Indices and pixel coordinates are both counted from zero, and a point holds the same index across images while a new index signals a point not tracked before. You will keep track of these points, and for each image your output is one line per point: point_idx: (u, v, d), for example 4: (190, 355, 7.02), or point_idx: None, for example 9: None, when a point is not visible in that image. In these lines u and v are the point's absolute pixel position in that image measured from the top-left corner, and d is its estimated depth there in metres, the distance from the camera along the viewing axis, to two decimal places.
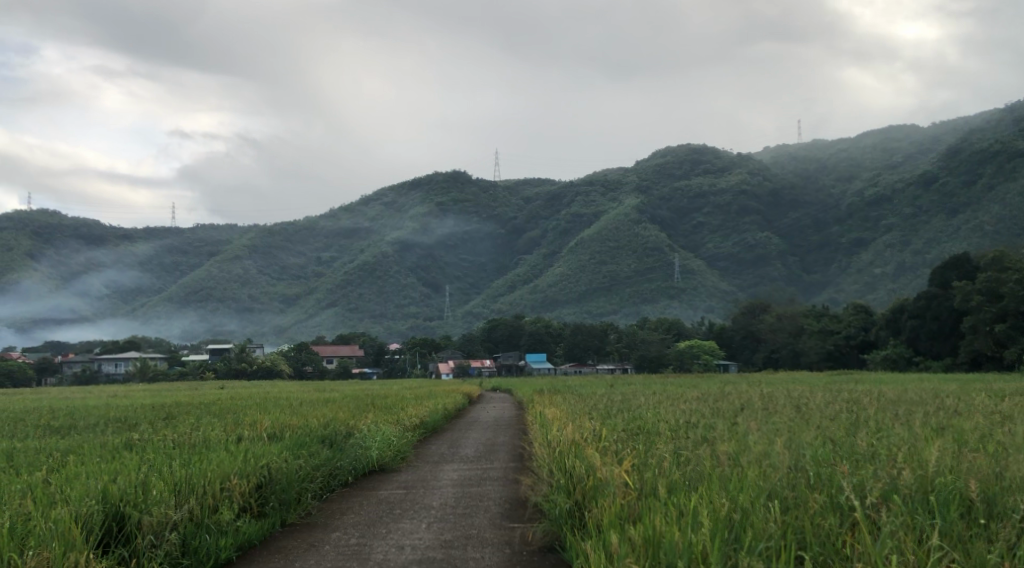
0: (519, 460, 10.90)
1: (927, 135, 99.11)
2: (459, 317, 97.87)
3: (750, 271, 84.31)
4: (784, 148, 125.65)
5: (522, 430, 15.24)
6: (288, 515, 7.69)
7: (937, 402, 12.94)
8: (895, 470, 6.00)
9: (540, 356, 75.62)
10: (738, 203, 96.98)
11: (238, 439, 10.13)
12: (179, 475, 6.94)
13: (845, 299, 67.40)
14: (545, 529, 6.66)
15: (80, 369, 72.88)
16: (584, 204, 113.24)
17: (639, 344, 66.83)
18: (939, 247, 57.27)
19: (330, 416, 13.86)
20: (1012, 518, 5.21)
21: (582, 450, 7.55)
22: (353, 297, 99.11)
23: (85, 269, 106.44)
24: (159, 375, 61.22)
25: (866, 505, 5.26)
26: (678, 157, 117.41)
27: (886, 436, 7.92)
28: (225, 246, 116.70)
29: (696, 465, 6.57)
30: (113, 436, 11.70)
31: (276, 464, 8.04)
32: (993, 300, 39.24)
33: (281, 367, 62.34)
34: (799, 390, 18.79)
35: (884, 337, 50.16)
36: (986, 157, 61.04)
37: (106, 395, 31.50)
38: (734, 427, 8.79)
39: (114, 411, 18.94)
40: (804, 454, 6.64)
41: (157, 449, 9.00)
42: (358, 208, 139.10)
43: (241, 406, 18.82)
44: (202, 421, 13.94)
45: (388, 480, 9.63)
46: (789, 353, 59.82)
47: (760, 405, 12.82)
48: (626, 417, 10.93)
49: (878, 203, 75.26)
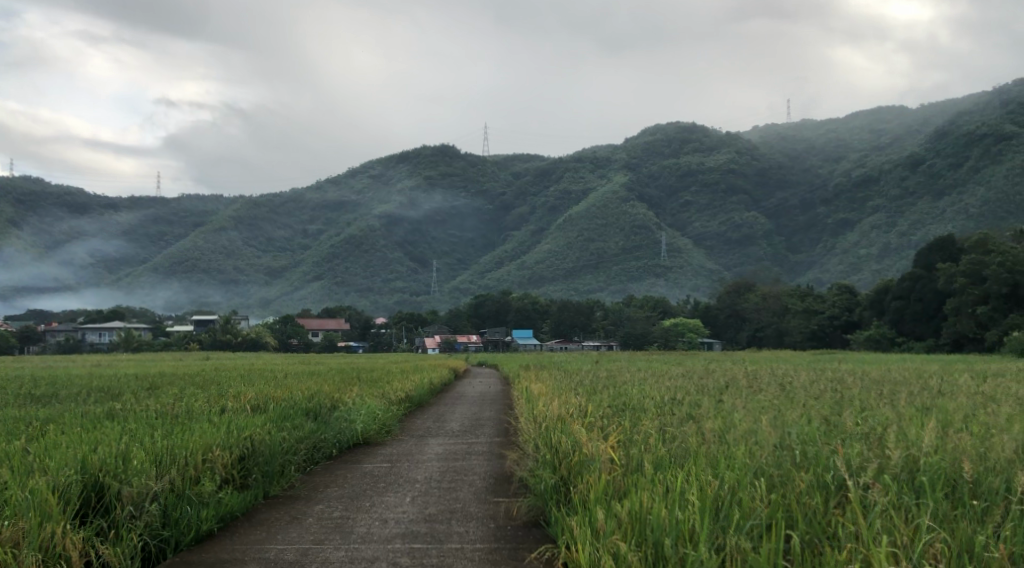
0: (504, 436, 10.87)
1: (915, 116, 99.23)
2: (445, 293, 97.75)
3: (736, 251, 84.59)
4: (773, 127, 125.50)
5: (506, 405, 15.27)
6: (272, 487, 7.63)
7: (924, 383, 13.00)
8: (883, 449, 5.97)
9: (526, 332, 75.98)
10: (726, 182, 97.03)
11: (222, 410, 10.04)
12: (159, 447, 6.87)
13: (830, 279, 67.76)
14: (531, 504, 6.60)
15: (64, 337, 72.57)
16: (572, 181, 112.95)
17: (625, 322, 67.12)
18: (924, 229, 57.55)
19: (314, 388, 13.82)
20: (996, 502, 5.19)
21: (568, 426, 7.50)
22: (339, 271, 98.82)
23: (69, 239, 105.60)
24: (144, 345, 61.02)
25: (856, 486, 5.22)
26: (668, 135, 117.28)
27: (872, 415, 7.91)
28: (211, 217, 115.91)
29: (683, 442, 6.53)
30: (95, 405, 11.57)
31: (259, 436, 7.96)
32: (977, 282, 39.47)
33: (267, 339, 62.20)
34: (783, 370, 18.93)
35: (868, 317, 50.67)
36: (972, 141, 61.21)
37: (91, 365, 31.50)
38: (719, 404, 8.78)
39: (97, 380, 18.91)
40: (791, 432, 6.60)
41: (140, 419, 8.90)
42: (345, 180, 138.27)
43: (225, 377, 18.80)
44: (185, 392, 13.84)
45: (372, 454, 9.57)
46: (773, 333, 60.19)
47: (746, 384, 12.77)
48: (611, 393, 10.90)
49: (865, 184, 75.33)
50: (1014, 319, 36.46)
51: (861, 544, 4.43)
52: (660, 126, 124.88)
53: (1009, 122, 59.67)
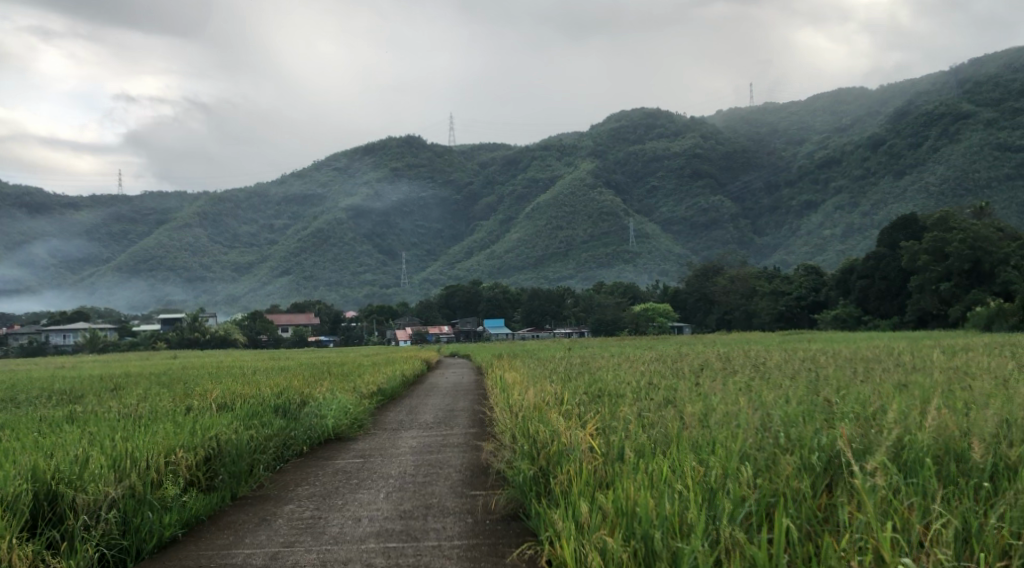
0: (479, 426, 10.68)
1: (876, 96, 100.02)
2: (415, 284, 97.32)
3: (704, 235, 85.27)
4: (737, 111, 125.90)
5: (481, 395, 15.10)
6: (239, 488, 7.32)
7: (893, 359, 13.14)
8: (869, 428, 5.79)
9: (497, 321, 75.99)
10: (691, 167, 97.43)
11: (187, 409, 9.71)
12: (119, 449, 6.55)
13: (795, 259, 68.31)
14: (508, 497, 6.41)
15: (26, 340, 71.20)
16: (539, 170, 112.39)
17: (595, 308, 67.39)
18: (886, 208, 58.09)
19: (282, 384, 13.49)
20: (1007, 482, 4.96)
21: (545, 415, 7.25)
22: (307, 265, 97.86)
23: (28, 238, 103.40)
24: (109, 345, 60.05)
25: (840, 473, 5.05)
26: (633, 121, 117.46)
27: (851, 393, 7.79)
28: (175, 214, 114.12)
29: (662, 428, 6.32)
30: (57, 409, 11.11)
31: (225, 435, 7.66)
32: (939, 259, 39.86)
33: (235, 336, 61.49)
34: (755, 351, 18.87)
35: (834, 297, 50.98)
36: (932, 120, 61.63)
37: (55, 367, 30.70)
38: (697, 388, 8.61)
39: (61, 383, 18.41)
40: (775, 414, 6.44)
41: (103, 422, 8.53)
42: (310, 174, 137.04)
43: (195, 375, 18.42)
44: (152, 392, 13.45)
45: (345, 449, 9.32)
46: (742, 315, 60.64)
47: (720, 366, 12.69)
48: (586, 380, 10.72)
49: (828, 165, 75.59)
50: (976, 294, 36.79)
51: (852, 544, 4.17)
52: (625, 112, 124.99)
53: (967, 102, 60.33)
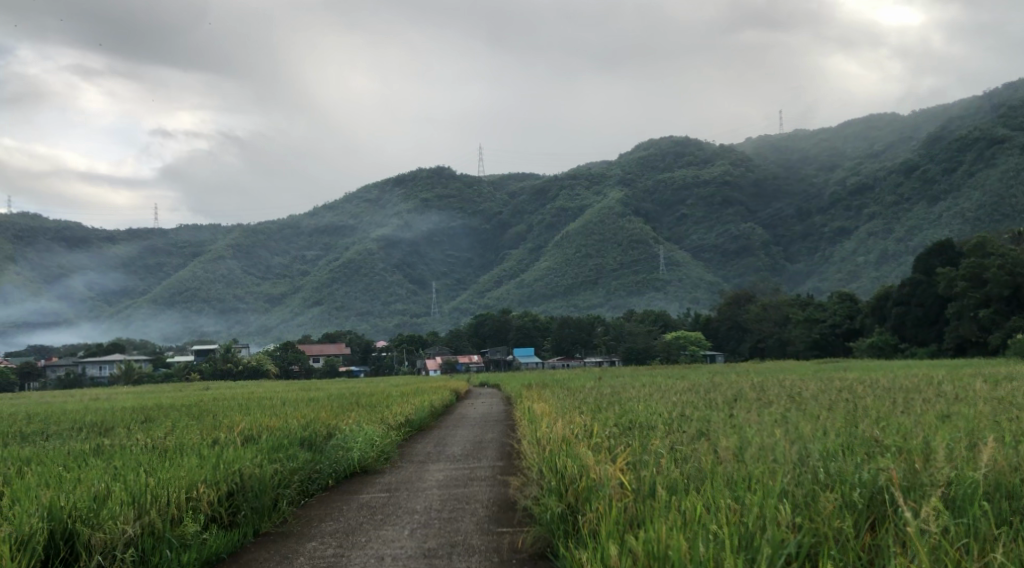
0: (508, 459, 10.46)
1: (908, 121, 98.97)
2: (445, 314, 97.41)
3: (735, 262, 84.39)
4: (767, 138, 125.20)
5: (510, 426, 14.88)
6: (263, 524, 7.18)
7: (932, 388, 12.80)
8: (910, 463, 5.50)
9: (527, 350, 75.72)
10: (722, 195, 96.81)
11: (214, 442, 9.61)
12: (140, 486, 6.41)
13: (828, 287, 67.42)
14: (536, 535, 6.20)
15: (63, 372, 72.03)
16: (567, 199, 112.22)
17: (626, 336, 66.90)
18: (921, 234, 57.20)
19: (310, 416, 13.35)
20: None
21: (573, 449, 7.03)
22: (338, 296, 98.42)
23: (66, 272, 104.94)
24: (144, 377, 60.49)
25: (882, 520, 4.78)
26: (662, 150, 117.25)
27: (891, 425, 7.50)
28: (209, 246, 115.43)
29: (696, 463, 6.07)
30: (85, 442, 11.06)
31: (249, 469, 7.49)
32: (978, 285, 39.08)
33: (267, 367, 61.68)
34: (791, 381, 18.29)
35: (869, 325, 50.22)
36: (966, 145, 60.64)
37: (89, 399, 30.95)
38: (731, 419, 8.31)
39: (94, 415, 18.46)
40: (811, 448, 6.17)
41: (128, 456, 8.42)
42: (341, 206, 138.18)
43: (223, 407, 18.33)
44: (181, 425, 13.42)
45: (371, 484, 9.15)
46: (775, 343, 59.93)
47: (754, 396, 12.36)
48: (615, 411, 10.46)
49: (860, 191, 74.74)
50: (1016, 321, 35.98)
51: None
52: (654, 141, 124.79)
53: (1002, 126, 59.28)
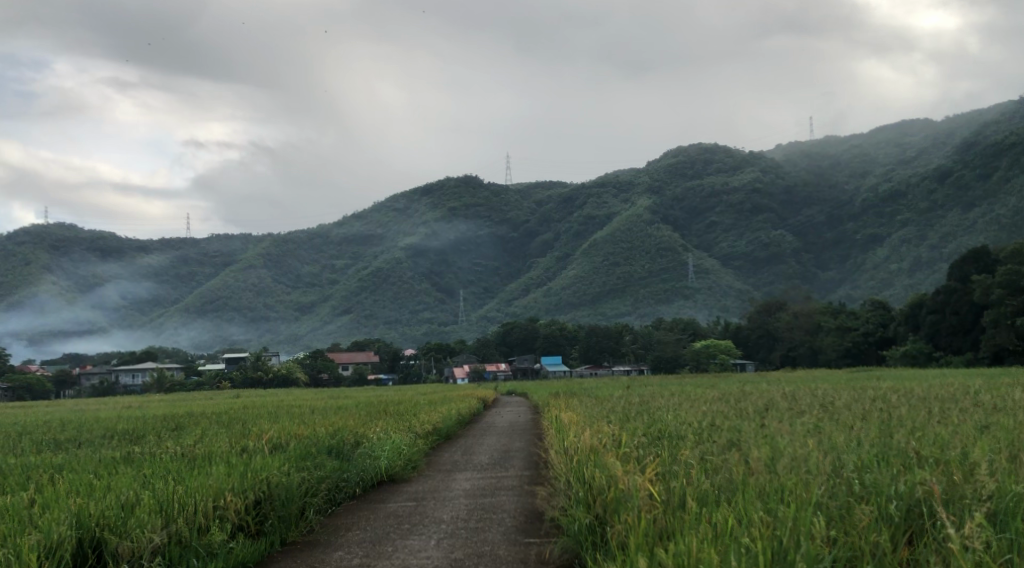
0: (534, 469, 10.36)
1: (941, 128, 97.57)
2: (473, 322, 97.54)
3: (765, 269, 83.53)
4: (796, 144, 124.03)
5: (537, 435, 14.80)
6: (289, 533, 7.14)
7: (968, 398, 12.54)
8: (944, 476, 5.35)
9: (554, 358, 75.72)
10: (751, 202, 95.90)
11: (241, 450, 9.64)
12: (168, 495, 6.41)
13: (860, 294, 66.62)
14: (564, 546, 6.13)
15: (97, 380, 72.93)
16: (595, 207, 111.83)
17: (654, 345, 66.67)
18: (955, 240, 56.25)
19: (338, 424, 13.34)
20: None
21: (601, 458, 6.94)
22: (367, 305, 98.99)
23: (100, 281, 106.46)
24: (175, 385, 61.03)
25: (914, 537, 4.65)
26: (691, 157, 116.52)
27: (927, 436, 7.32)
28: (239, 255, 116.55)
29: (728, 473, 5.96)
30: (114, 449, 11.14)
31: (276, 479, 7.47)
32: (1015, 292, 38.26)
33: (296, 375, 61.96)
34: (824, 390, 18.09)
35: (903, 333, 49.56)
36: (1001, 149, 59.52)
37: (123, 407, 31.31)
38: (761, 429, 8.18)
39: (124, 422, 18.64)
40: (844, 459, 6.04)
41: (157, 464, 8.47)
42: (369, 216, 138.87)
43: (253, 415, 18.49)
44: (209, 432, 13.50)
45: (398, 492, 9.13)
46: (806, 351, 59.45)
47: (785, 405, 12.17)
48: (644, 421, 10.34)
49: (892, 198, 73.80)
50: None
51: None
52: (682, 148, 124.08)
53: None
